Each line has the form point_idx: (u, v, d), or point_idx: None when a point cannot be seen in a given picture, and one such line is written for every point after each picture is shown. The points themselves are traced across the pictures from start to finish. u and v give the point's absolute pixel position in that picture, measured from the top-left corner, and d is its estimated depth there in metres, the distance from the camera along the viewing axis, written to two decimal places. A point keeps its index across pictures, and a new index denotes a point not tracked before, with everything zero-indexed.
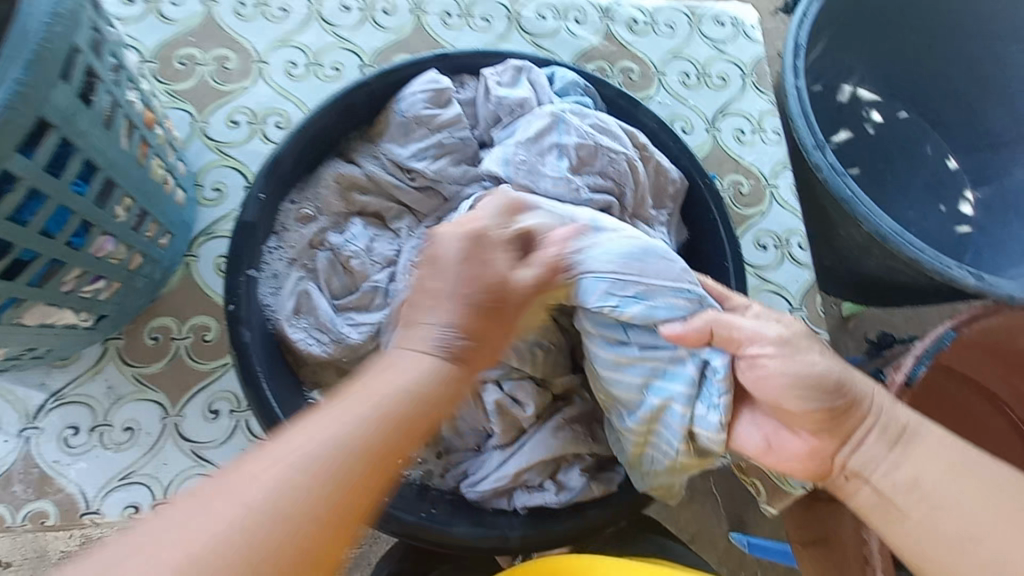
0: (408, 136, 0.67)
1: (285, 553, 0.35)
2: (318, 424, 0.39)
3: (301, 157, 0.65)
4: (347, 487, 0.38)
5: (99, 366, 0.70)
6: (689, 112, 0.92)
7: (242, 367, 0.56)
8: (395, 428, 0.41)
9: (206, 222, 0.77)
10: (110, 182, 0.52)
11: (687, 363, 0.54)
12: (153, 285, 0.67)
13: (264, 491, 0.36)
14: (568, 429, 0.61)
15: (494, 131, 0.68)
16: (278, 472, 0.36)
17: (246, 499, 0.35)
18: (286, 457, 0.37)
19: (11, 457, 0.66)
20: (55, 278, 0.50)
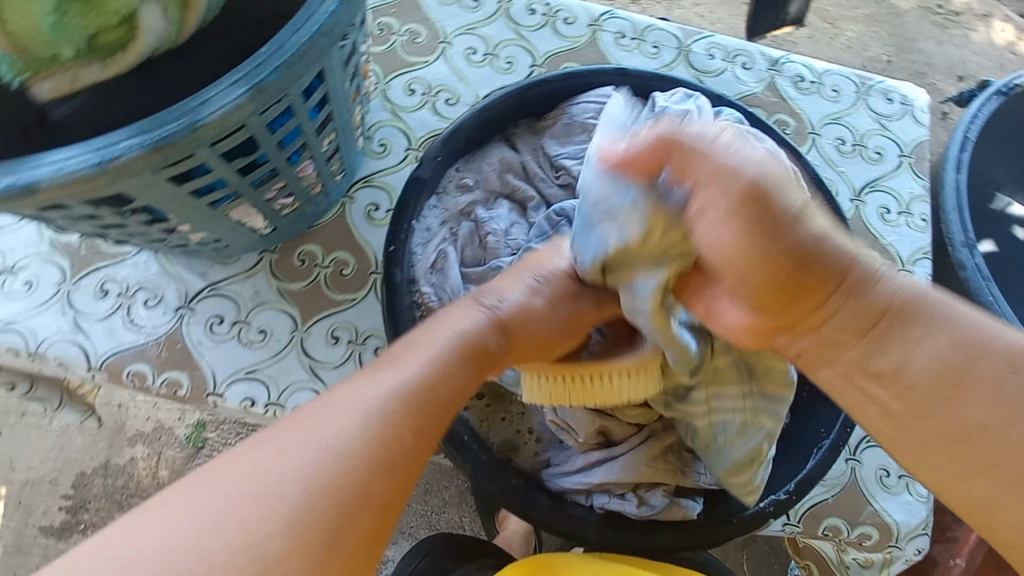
0: (570, 138, 0.72)
1: (364, 480, 0.42)
2: (405, 369, 0.48)
3: (474, 133, 0.72)
4: (412, 439, 0.45)
5: (252, 271, 0.79)
6: (836, 177, 0.91)
7: (386, 300, 0.64)
8: (438, 402, 0.48)
9: (368, 170, 0.85)
10: (330, 116, 0.59)
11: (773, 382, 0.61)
12: (317, 212, 0.76)
13: (345, 443, 0.42)
14: (660, 458, 0.62)
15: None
16: (376, 418, 0.44)
17: (343, 430, 0.43)
18: (371, 399, 0.45)
19: (164, 327, 0.76)
20: (267, 184, 0.58)
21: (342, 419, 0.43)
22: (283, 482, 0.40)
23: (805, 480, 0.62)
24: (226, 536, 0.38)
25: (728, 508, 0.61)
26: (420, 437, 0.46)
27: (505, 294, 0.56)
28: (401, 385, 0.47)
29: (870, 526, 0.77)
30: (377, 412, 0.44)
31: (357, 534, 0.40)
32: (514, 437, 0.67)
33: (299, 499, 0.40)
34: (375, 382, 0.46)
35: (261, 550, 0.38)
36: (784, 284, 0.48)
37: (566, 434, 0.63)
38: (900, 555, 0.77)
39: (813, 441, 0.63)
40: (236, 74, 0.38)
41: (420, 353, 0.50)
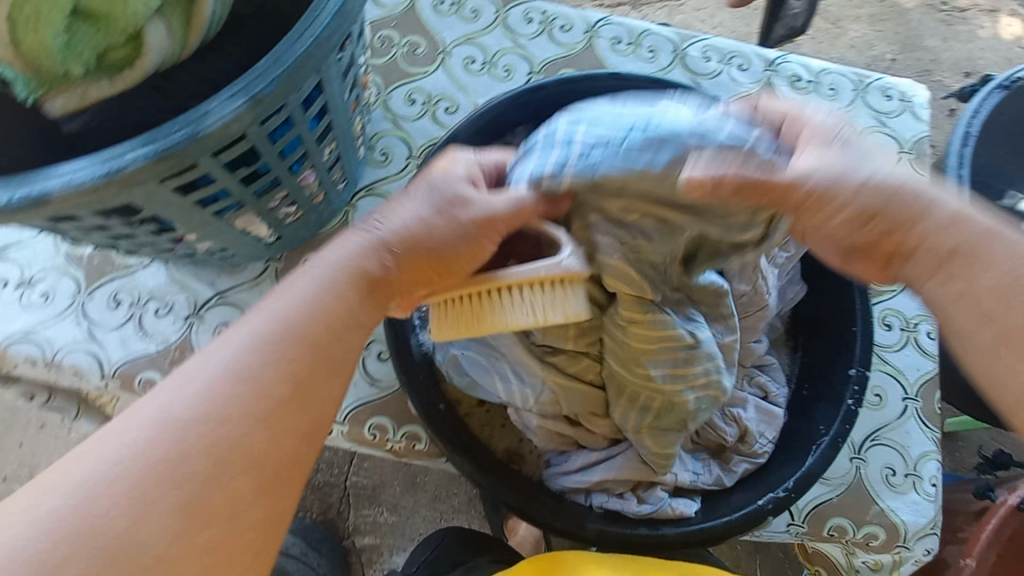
0: None
1: (243, 429, 0.44)
2: (273, 315, 0.47)
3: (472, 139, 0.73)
4: (285, 384, 0.46)
5: (259, 280, 0.81)
6: None
7: None
8: (311, 339, 0.47)
9: (370, 179, 0.87)
10: (329, 126, 0.61)
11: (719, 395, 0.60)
12: (320, 221, 0.78)
13: (213, 403, 0.44)
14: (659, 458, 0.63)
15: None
16: (246, 367, 0.45)
17: (208, 386, 0.44)
18: (238, 354, 0.45)
19: (174, 336, 0.78)
20: (269, 193, 0.60)
21: (220, 358, 0.45)
22: (179, 422, 0.43)
23: (807, 476, 0.60)
24: (126, 481, 0.40)
25: (729, 505, 0.61)
26: (299, 375, 0.46)
27: (403, 221, 0.51)
28: (283, 321, 0.47)
29: (876, 525, 0.76)
30: (260, 346, 0.46)
31: (248, 459, 0.43)
32: (516, 446, 0.67)
33: (192, 436, 0.42)
34: (255, 319, 0.47)
35: (161, 486, 0.41)
36: (862, 237, 0.49)
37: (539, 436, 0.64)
38: (909, 555, 0.76)
39: (811, 436, 0.63)
40: (235, 86, 0.40)
41: (294, 293, 0.49)
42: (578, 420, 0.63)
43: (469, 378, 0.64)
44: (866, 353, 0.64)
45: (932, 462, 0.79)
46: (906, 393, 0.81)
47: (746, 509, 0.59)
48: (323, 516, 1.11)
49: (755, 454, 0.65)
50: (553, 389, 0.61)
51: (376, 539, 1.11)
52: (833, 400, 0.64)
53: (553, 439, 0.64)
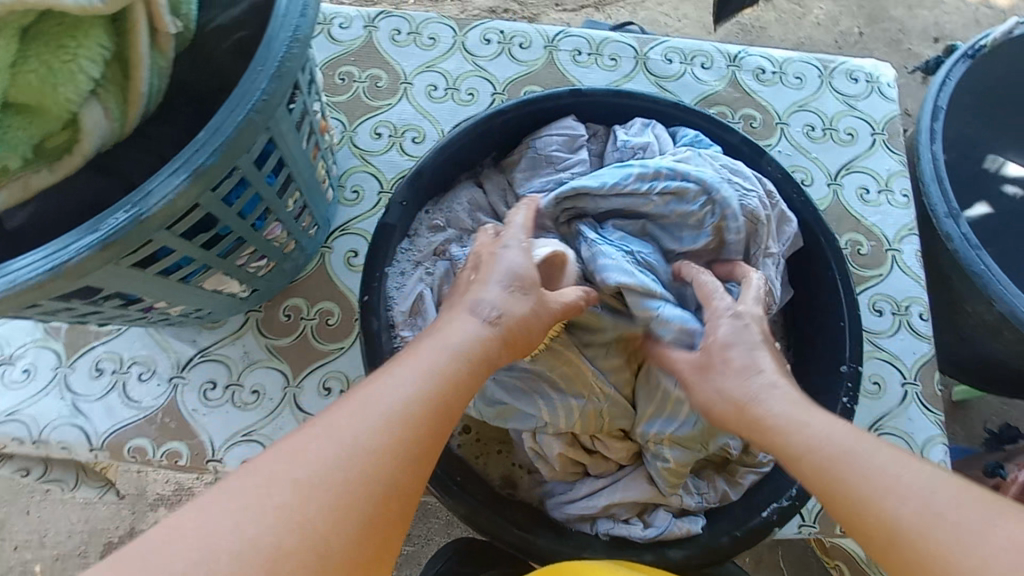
0: (534, 171, 0.73)
1: (366, 505, 0.39)
2: (408, 379, 0.46)
3: (439, 172, 0.71)
4: (409, 460, 0.42)
5: (240, 332, 0.80)
6: (810, 164, 0.91)
7: (367, 354, 0.62)
8: (435, 419, 0.45)
9: (343, 219, 0.86)
10: (290, 177, 0.60)
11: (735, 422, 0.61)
12: (295, 267, 0.77)
13: (342, 461, 0.40)
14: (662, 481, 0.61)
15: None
16: (378, 424, 0.42)
17: (341, 444, 0.40)
18: (368, 412, 0.43)
19: (160, 399, 0.77)
20: (235, 252, 0.59)
21: (359, 420, 0.42)
22: (327, 476, 0.39)
23: None
24: (267, 533, 0.35)
25: (734, 518, 0.60)
26: (420, 456, 0.43)
27: (499, 303, 0.53)
28: (417, 394, 0.45)
29: None
30: (395, 417, 0.43)
31: (379, 533, 0.39)
32: (512, 471, 0.66)
33: (337, 500, 0.38)
34: (390, 389, 0.45)
35: (305, 552, 0.35)
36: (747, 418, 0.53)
37: (543, 466, 0.62)
38: None
39: None
40: (175, 162, 0.39)
41: (423, 363, 0.48)
42: (592, 446, 0.62)
43: (501, 405, 0.61)
44: (857, 352, 0.65)
45: (937, 446, 0.77)
46: (904, 379, 0.80)
47: (749, 523, 0.58)
48: None
49: (758, 463, 0.63)
50: (600, 400, 0.60)
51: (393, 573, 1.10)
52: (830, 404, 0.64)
53: (565, 468, 0.62)
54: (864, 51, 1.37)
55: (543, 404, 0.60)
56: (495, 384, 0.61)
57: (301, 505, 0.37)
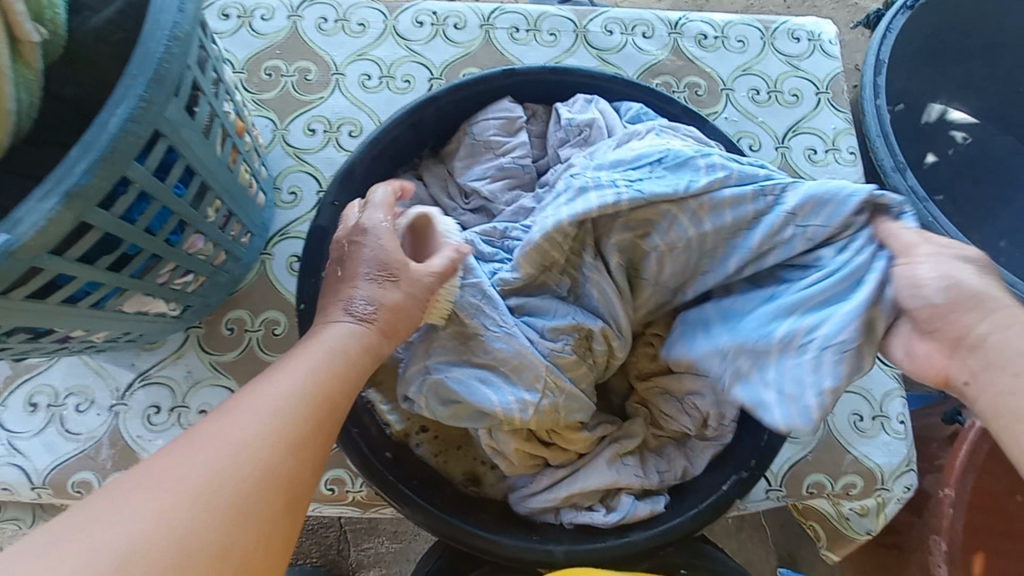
0: (474, 158, 0.70)
1: (237, 515, 0.37)
2: (277, 383, 0.44)
3: (374, 167, 0.68)
4: (284, 464, 0.40)
5: (181, 351, 0.76)
6: (757, 129, 0.90)
7: None
8: (311, 418, 0.43)
9: (282, 222, 0.82)
10: (205, 185, 0.56)
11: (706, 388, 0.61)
12: (232, 279, 0.73)
13: (203, 475, 0.37)
14: (623, 465, 0.59)
15: (562, 151, 0.70)
16: (250, 432, 0.40)
17: (206, 460, 0.38)
18: (236, 422, 0.41)
19: (101, 429, 0.73)
20: (152, 271, 0.55)
21: (224, 416, 0.41)
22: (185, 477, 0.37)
23: (768, 451, 0.59)
24: (124, 536, 0.34)
25: (698, 494, 0.59)
26: (297, 458, 0.41)
27: (378, 298, 0.51)
28: (288, 395, 0.43)
29: (853, 475, 0.76)
30: (267, 419, 0.41)
31: (257, 540, 0.38)
32: (475, 468, 0.63)
33: (196, 498, 0.37)
34: (260, 396, 0.42)
35: (161, 552, 0.34)
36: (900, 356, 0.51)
37: (501, 462, 0.60)
38: (890, 496, 0.76)
39: None
40: (44, 186, 0.36)
41: (295, 367, 0.45)
42: (549, 439, 0.60)
43: (455, 403, 0.57)
44: None
45: (894, 400, 0.79)
46: None
47: (712, 497, 0.58)
48: (322, 560, 1.06)
49: (717, 436, 0.61)
50: (556, 394, 0.58)
51: (382, 572, 1.08)
52: None
53: (523, 462, 0.60)
54: (810, 8, 1.36)
55: (498, 401, 0.56)
56: (453, 384, 0.57)
57: (164, 527, 0.35)
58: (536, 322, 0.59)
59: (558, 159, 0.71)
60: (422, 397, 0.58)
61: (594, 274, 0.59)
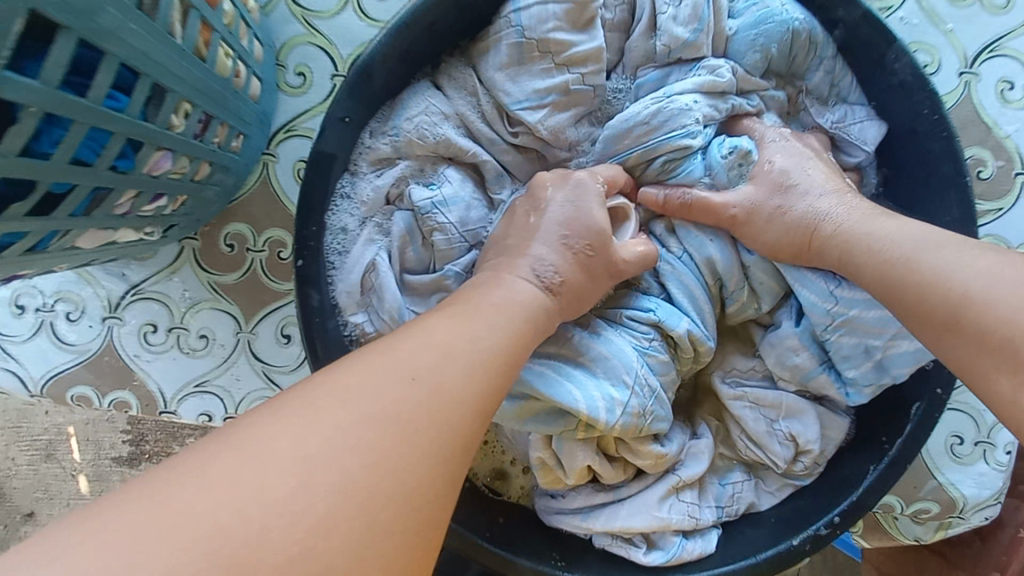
0: (521, 65, 0.48)
1: (414, 472, 0.31)
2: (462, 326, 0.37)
3: (390, 72, 0.48)
4: (462, 418, 0.34)
5: (176, 267, 0.65)
6: (941, 40, 0.63)
7: (309, 349, 0.47)
8: (493, 376, 0.37)
9: (287, 115, 0.65)
10: (160, 87, 0.39)
11: (803, 411, 0.51)
12: (225, 192, 0.59)
13: (376, 402, 0.32)
14: (677, 502, 0.50)
15: (644, 72, 0.51)
16: (426, 369, 0.34)
17: (380, 393, 0.32)
18: (412, 355, 0.35)
19: (95, 342, 0.66)
20: (103, 205, 0.41)
21: (442, 366, 0.35)
22: (390, 433, 0.31)
23: (856, 506, 0.48)
24: (300, 453, 0.29)
25: (759, 537, 0.50)
26: (473, 417, 0.35)
27: (556, 261, 0.44)
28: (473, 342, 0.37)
29: (929, 501, 0.67)
30: (443, 360, 0.35)
31: (428, 497, 0.32)
32: (505, 467, 0.56)
33: (373, 432, 0.31)
34: (443, 330, 0.37)
35: (344, 492, 0.29)
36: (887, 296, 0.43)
37: (542, 474, 0.51)
38: (961, 522, 0.67)
39: (870, 449, 0.50)
40: None
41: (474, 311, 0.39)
42: (614, 454, 0.50)
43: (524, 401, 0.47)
44: None
45: (1002, 432, 0.65)
46: None
47: (776, 547, 0.48)
48: None
49: (796, 475, 0.52)
50: (646, 394, 0.48)
51: None
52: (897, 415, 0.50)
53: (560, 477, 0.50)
54: None
55: (585, 402, 0.46)
56: (526, 379, 0.46)
57: (335, 460, 0.30)
58: (620, 315, 0.51)
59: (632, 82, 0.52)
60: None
61: (675, 267, 0.51)
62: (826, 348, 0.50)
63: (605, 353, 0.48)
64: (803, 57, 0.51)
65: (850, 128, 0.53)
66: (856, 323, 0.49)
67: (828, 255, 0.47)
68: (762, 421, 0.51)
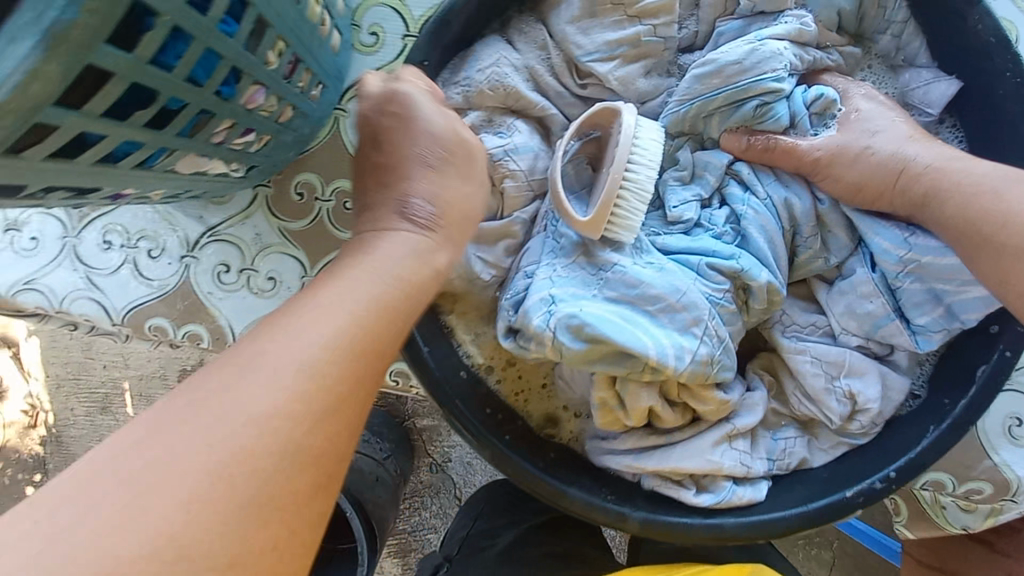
0: (593, 19, 0.52)
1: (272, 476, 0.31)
2: (326, 318, 0.36)
3: (465, 25, 0.50)
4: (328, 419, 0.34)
5: (249, 212, 0.70)
6: (1023, 13, 0.61)
7: None
8: (355, 368, 0.35)
9: (359, 72, 0.68)
10: (262, 20, 0.43)
11: (867, 371, 0.51)
12: (302, 138, 0.62)
13: (230, 411, 0.32)
14: (732, 450, 0.51)
15: (718, 23, 0.53)
16: (286, 371, 0.33)
17: (238, 404, 0.32)
18: (267, 359, 0.34)
19: (173, 278, 0.71)
20: (204, 129, 0.45)
21: (340, 329, 0.36)
22: (245, 447, 0.31)
23: (912, 464, 0.48)
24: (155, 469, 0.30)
25: (805, 493, 0.50)
26: (338, 411, 0.34)
27: None
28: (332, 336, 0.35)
29: (983, 481, 0.66)
30: (301, 363, 0.34)
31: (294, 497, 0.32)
32: (556, 412, 0.57)
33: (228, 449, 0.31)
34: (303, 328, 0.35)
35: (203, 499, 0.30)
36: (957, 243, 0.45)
37: (598, 415, 0.52)
38: (1012, 507, 0.65)
39: (931, 410, 0.50)
40: None
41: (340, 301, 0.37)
42: (676, 399, 0.51)
43: (594, 342, 0.47)
44: None
45: None
46: None
47: (830, 498, 0.48)
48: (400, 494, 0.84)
49: (852, 433, 0.52)
50: (714, 344, 0.49)
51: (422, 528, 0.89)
52: (960, 380, 0.50)
53: (614, 420, 0.52)
54: None
55: (654, 348, 0.47)
56: (595, 325, 0.47)
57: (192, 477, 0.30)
58: (698, 263, 0.50)
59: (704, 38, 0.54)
60: (550, 332, 0.48)
61: (755, 211, 0.51)
62: (896, 297, 0.50)
63: (676, 306, 0.48)
64: (872, 17, 0.53)
65: (914, 88, 0.53)
66: (926, 269, 0.49)
67: (914, 190, 0.48)
68: (821, 378, 0.51)
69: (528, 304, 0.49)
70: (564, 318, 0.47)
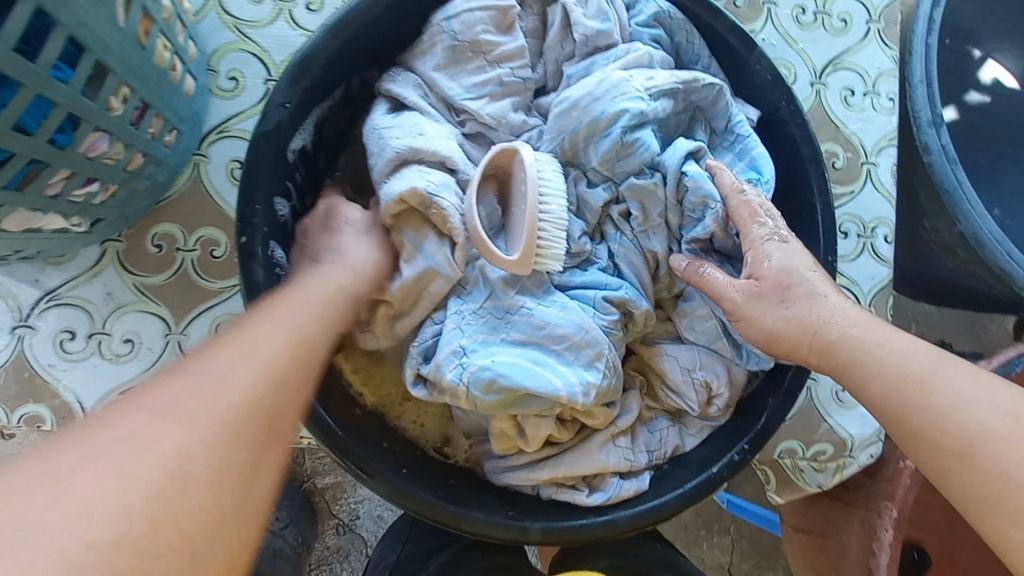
0: (458, 67, 0.55)
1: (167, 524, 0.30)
2: (224, 369, 0.36)
3: (329, 70, 0.52)
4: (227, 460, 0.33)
5: (98, 269, 0.63)
6: (795, 57, 0.77)
7: None
8: (257, 420, 0.35)
9: (219, 116, 0.66)
10: (102, 66, 0.41)
11: (717, 361, 0.57)
12: (157, 186, 0.59)
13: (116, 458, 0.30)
14: (614, 448, 0.56)
15: (563, 66, 0.59)
16: (184, 418, 0.33)
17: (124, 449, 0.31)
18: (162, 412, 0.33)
19: (3, 354, 0.61)
20: (36, 180, 0.41)
21: (244, 382, 0.36)
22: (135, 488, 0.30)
23: (761, 433, 0.56)
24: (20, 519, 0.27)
25: (684, 475, 0.56)
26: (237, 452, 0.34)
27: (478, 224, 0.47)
28: (234, 387, 0.36)
29: (825, 442, 0.77)
30: (202, 408, 0.34)
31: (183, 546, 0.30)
32: (452, 435, 0.59)
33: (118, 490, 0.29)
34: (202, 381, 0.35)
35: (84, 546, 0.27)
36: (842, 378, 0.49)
37: (494, 441, 0.54)
38: (853, 461, 0.76)
39: (770, 385, 0.58)
40: None
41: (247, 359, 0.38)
42: (567, 416, 0.54)
43: (506, 392, 0.49)
44: (831, 239, 0.58)
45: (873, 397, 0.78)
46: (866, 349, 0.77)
47: (700, 476, 0.54)
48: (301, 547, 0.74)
49: (713, 416, 0.59)
50: (614, 372, 0.53)
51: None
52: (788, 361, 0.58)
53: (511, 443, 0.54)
54: None
55: (563, 386, 0.50)
56: (507, 374, 0.49)
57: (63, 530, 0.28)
58: (594, 297, 0.54)
59: (557, 77, 0.60)
60: (463, 385, 0.50)
61: (625, 247, 0.57)
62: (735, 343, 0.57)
63: (580, 343, 0.52)
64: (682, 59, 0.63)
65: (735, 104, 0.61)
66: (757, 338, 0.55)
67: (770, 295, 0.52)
68: (679, 371, 0.58)
69: (438, 362, 0.51)
70: (474, 372, 0.50)
